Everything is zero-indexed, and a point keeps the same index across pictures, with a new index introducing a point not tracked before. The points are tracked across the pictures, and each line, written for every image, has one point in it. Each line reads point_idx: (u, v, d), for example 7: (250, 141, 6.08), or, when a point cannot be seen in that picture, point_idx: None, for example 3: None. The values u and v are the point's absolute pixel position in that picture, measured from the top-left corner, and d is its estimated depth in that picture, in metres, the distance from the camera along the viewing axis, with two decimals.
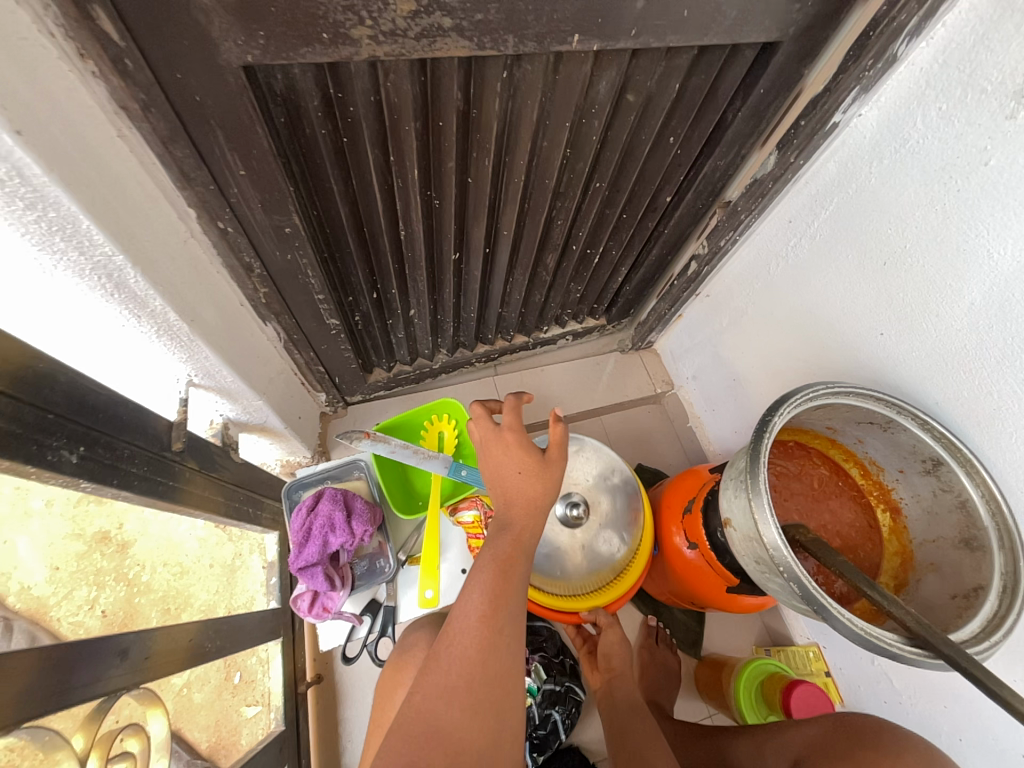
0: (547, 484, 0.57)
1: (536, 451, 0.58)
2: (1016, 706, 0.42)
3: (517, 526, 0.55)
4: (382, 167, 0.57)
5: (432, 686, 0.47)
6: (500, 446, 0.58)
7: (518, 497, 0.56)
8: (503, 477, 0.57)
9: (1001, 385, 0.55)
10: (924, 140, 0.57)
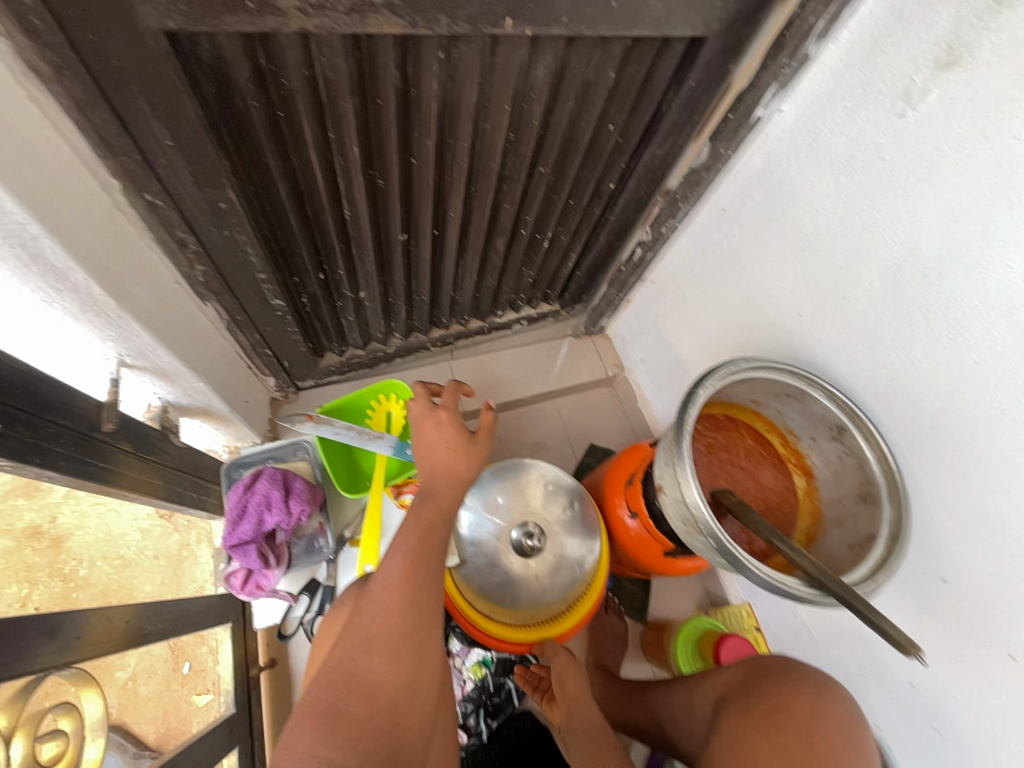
0: (472, 461, 0.59)
1: (465, 430, 0.61)
2: (886, 632, 0.49)
3: (439, 493, 0.57)
4: (321, 143, 0.56)
5: (352, 638, 0.50)
6: (429, 424, 0.61)
7: (442, 471, 0.58)
8: (429, 452, 0.60)
9: (893, 359, 0.62)
10: (833, 134, 0.63)
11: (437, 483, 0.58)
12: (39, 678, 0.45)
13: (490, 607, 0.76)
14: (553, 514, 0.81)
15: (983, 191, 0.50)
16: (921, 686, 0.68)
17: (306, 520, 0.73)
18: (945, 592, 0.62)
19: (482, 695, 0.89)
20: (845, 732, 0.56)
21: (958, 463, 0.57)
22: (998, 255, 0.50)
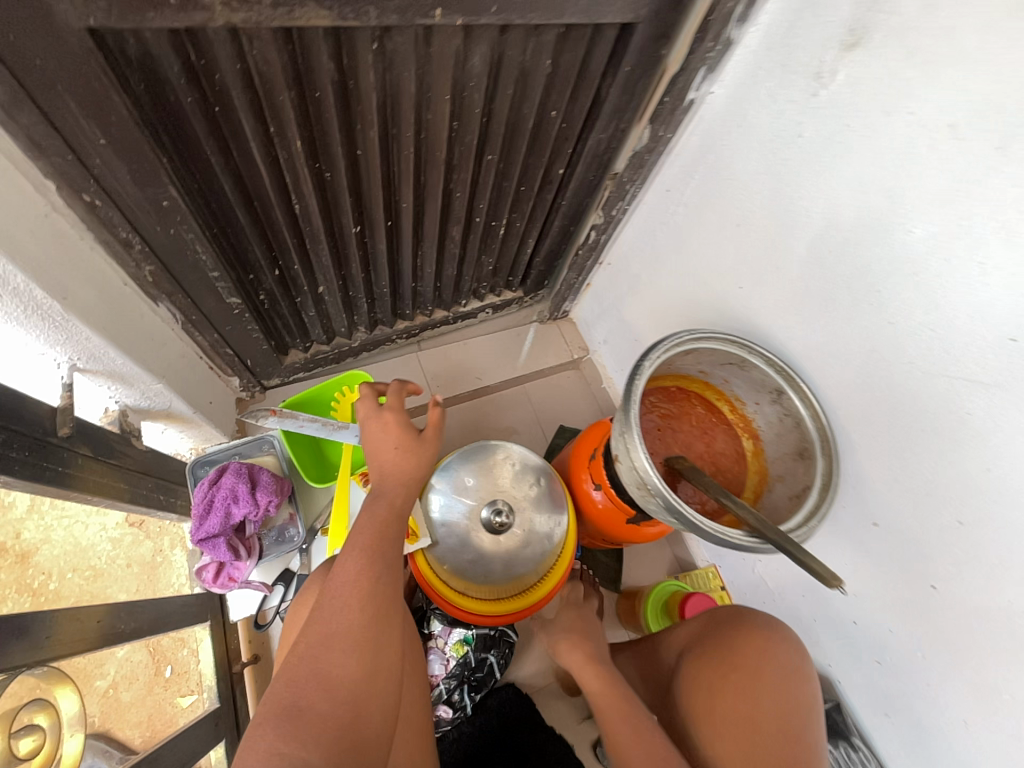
0: (419, 458, 0.64)
1: (411, 428, 0.66)
2: (818, 571, 0.53)
3: (391, 491, 0.62)
4: (263, 138, 0.57)
5: (314, 632, 0.52)
6: (377, 425, 0.66)
7: (393, 468, 0.63)
8: (379, 453, 0.64)
9: (823, 323, 0.67)
10: (758, 114, 0.66)
11: (388, 480, 0.62)
12: (11, 679, 0.45)
13: (464, 584, 0.79)
14: (521, 492, 0.84)
15: (887, 163, 0.54)
16: (863, 623, 0.74)
17: (275, 510, 0.74)
18: (875, 535, 0.68)
19: (464, 671, 0.92)
20: (784, 663, 0.61)
21: (880, 416, 0.63)
22: (903, 221, 0.54)
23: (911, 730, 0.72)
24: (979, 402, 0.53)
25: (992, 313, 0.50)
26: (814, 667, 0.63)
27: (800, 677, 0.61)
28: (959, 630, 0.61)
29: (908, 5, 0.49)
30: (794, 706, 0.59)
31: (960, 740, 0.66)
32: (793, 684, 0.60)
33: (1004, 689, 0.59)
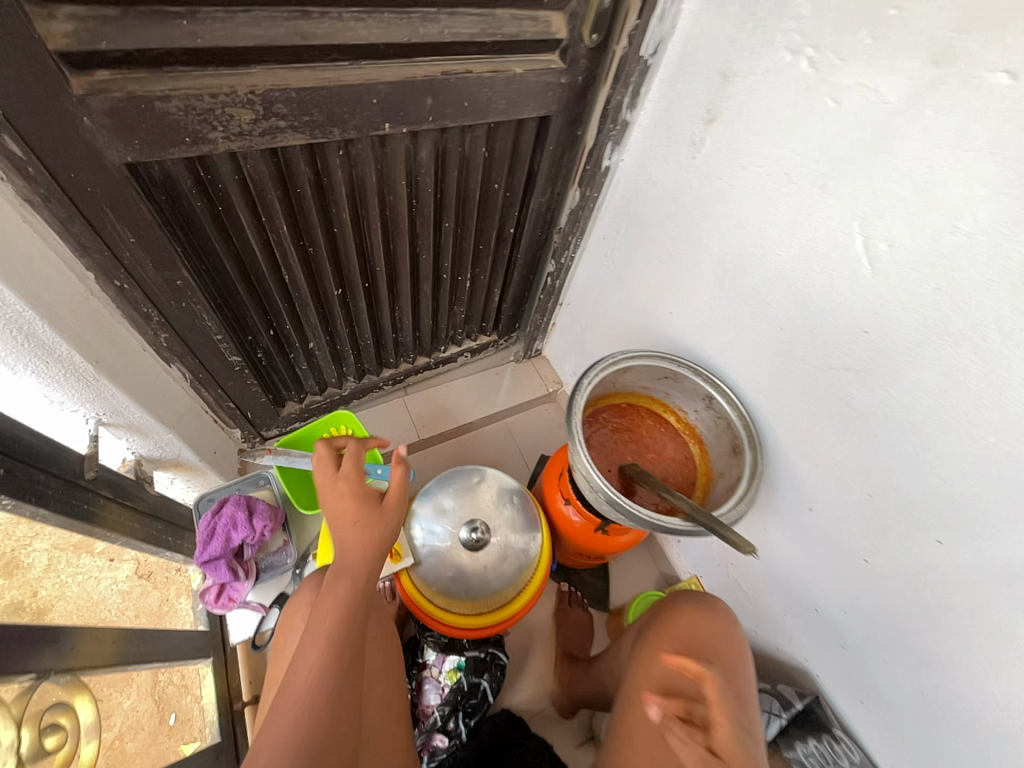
0: (382, 531, 0.64)
1: (371, 496, 0.65)
2: (733, 539, 0.63)
3: (355, 570, 0.62)
4: (256, 226, 0.71)
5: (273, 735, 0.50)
6: (335, 497, 0.65)
7: (356, 543, 0.62)
8: (339, 529, 0.63)
9: (730, 337, 0.78)
10: (659, 173, 0.82)
11: (348, 557, 0.61)
12: (39, 681, 0.54)
13: (449, 600, 0.86)
14: (499, 515, 0.91)
15: (751, 203, 0.68)
16: (823, 609, 0.79)
17: (270, 535, 0.82)
18: (812, 518, 0.75)
19: (458, 696, 0.94)
20: (711, 632, 0.65)
21: (791, 410, 0.72)
22: (772, 247, 0.67)
23: (883, 714, 0.75)
24: (858, 387, 0.62)
25: (846, 313, 0.60)
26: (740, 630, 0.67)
27: (734, 648, 0.64)
28: (895, 600, 0.67)
29: (740, 92, 0.64)
30: (734, 676, 0.61)
31: (923, 713, 0.68)
32: (728, 655, 0.63)
33: (942, 651, 0.63)
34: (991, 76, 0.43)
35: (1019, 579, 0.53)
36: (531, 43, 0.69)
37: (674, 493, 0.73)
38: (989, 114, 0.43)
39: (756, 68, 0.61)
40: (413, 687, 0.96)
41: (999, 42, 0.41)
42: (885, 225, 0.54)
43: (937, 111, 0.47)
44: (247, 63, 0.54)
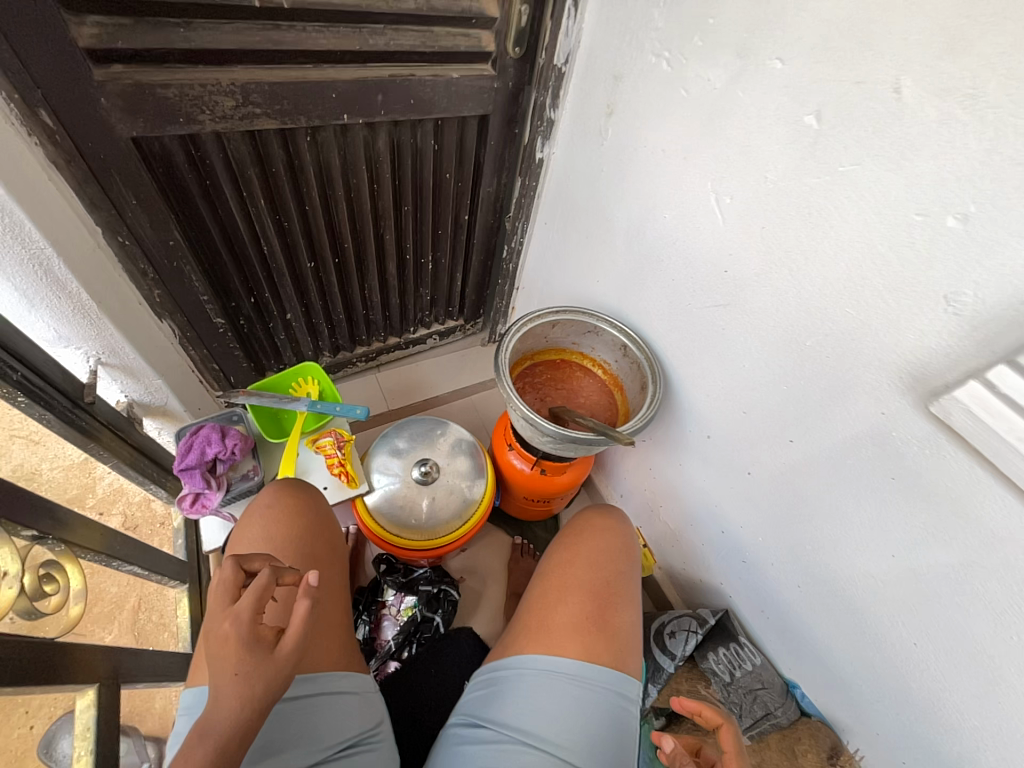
0: (270, 682, 0.48)
1: (262, 641, 0.50)
2: (621, 438, 0.78)
3: (227, 726, 0.46)
4: (238, 199, 0.86)
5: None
6: (215, 644, 0.49)
7: (230, 707, 0.47)
8: (212, 685, 0.48)
9: (640, 294, 0.92)
10: (580, 162, 0.98)
11: (217, 714, 0.46)
12: (36, 543, 0.61)
13: (400, 528, 0.97)
14: (452, 461, 1.02)
15: (641, 178, 0.83)
16: (728, 530, 0.90)
17: (240, 455, 0.96)
18: (711, 445, 0.87)
19: (411, 626, 1.03)
20: (605, 526, 0.72)
21: (688, 349, 0.85)
22: (660, 212, 0.82)
23: (778, 617, 0.84)
24: (726, 320, 0.75)
25: (714, 257, 0.74)
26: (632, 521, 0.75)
27: (628, 540, 0.72)
28: (774, 506, 0.78)
29: (628, 89, 0.81)
30: (622, 557, 0.69)
31: (800, 605, 0.79)
32: (619, 543, 0.70)
33: (807, 541, 0.74)
34: (772, 62, 0.58)
35: (838, 460, 0.65)
36: (465, 54, 0.85)
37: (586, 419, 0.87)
38: (775, 89, 0.59)
39: (635, 70, 0.78)
40: (372, 622, 1.03)
41: (774, 38, 0.57)
42: (727, 182, 0.68)
43: (743, 93, 0.62)
44: (231, 63, 0.71)
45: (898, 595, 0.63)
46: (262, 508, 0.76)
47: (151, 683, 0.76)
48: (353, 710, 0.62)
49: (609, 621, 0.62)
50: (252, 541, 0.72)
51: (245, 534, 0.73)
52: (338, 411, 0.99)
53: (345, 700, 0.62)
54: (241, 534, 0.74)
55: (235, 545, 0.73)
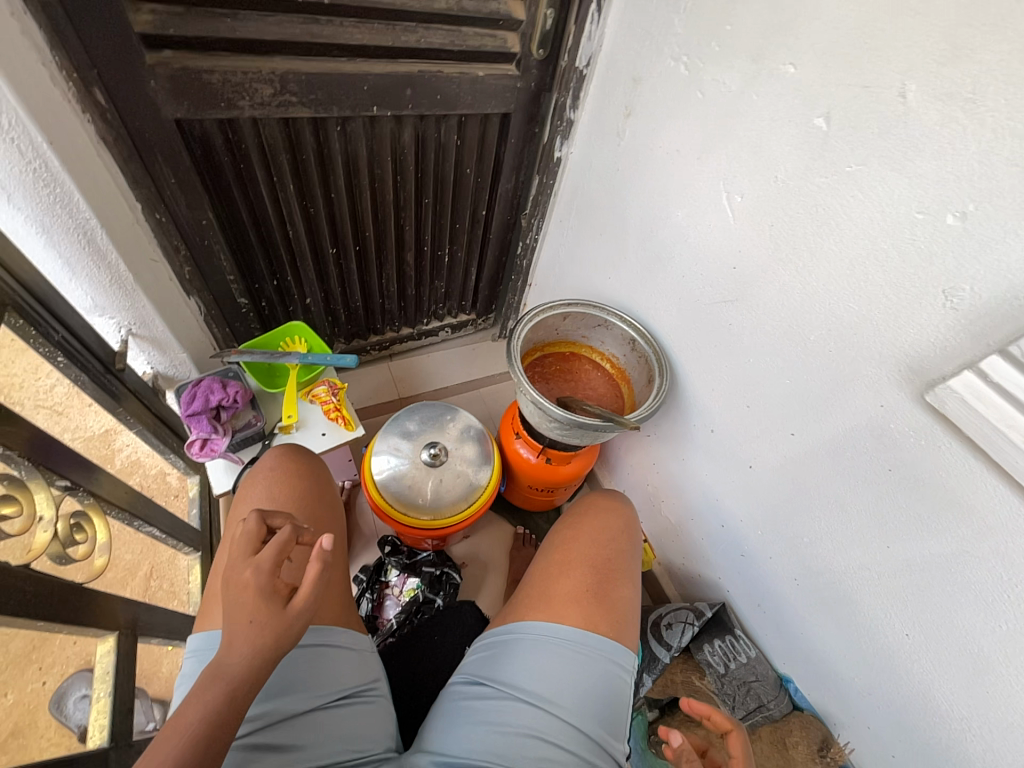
0: (284, 633, 0.49)
1: (278, 594, 0.51)
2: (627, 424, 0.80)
3: (239, 670, 0.48)
4: (268, 182, 0.90)
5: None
6: (234, 590, 0.50)
7: (242, 652, 0.48)
8: (226, 629, 0.49)
9: (648, 291, 0.95)
10: (597, 163, 1.01)
11: (229, 660, 0.48)
12: (67, 494, 0.64)
13: (405, 507, 1.00)
14: (459, 447, 1.05)
15: (655, 176, 0.86)
16: (727, 524, 0.92)
17: (243, 404, 0.90)
18: (714, 439, 0.89)
19: (413, 607, 1.05)
20: (606, 506, 0.76)
21: (694, 346, 0.88)
22: (672, 211, 0.85)
23: (774, 611, 0.86)
24: (733, 315, 0.78)
25: (722, 255, 0.77)
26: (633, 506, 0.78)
27: (629, 522, 0.74)
28: (770, 497, 0.80)
29: (646, 92, 0.84)
30: (624, 537, 0.71)
31: (797, 598, 0.80)
32: (620, 523, 0.73)
33: (804, 534, 0.76)
34: (784, 67, 0.61)
35: (839, 452, 0.67)
36: (491, 54, 0.89)
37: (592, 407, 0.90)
38: (787, 93, 0.61)
39: (654, 74, 0.81)
40: (375, 599, 1.06)
41: (787, 45, 0.60)
42: (737, 182, 0.71)
43: (757, 96, 0.65)
44: (271, 53, 0.75)
45: (889, 585, 0.65)
46: (266, 471, 0.79)
47: (164, 639, 0.78)
48: (353, 665, 0.65)
49: (608, 594, 0.64)
50: (255, 499, 0.75)
51: (252, 491, 0.76)
52: (329, 355, 0.98)
53: (345, 655, 0.65)
54: (242, 493, 0.77)
55: (242, 502, 0.76)
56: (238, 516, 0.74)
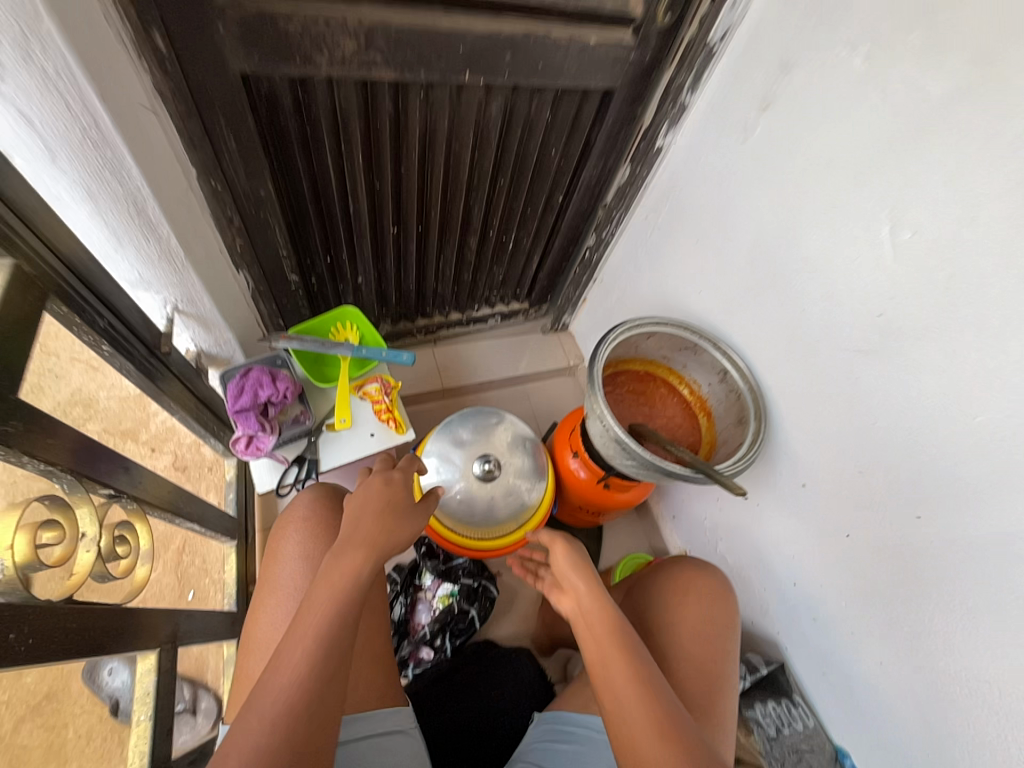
0: (405, 530, 0.67)
1: (403, 502, 0.69)
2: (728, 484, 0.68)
3: (369, 544, 0.63)
4: (335, 151, 0.79)
5: (249, 734, 0.50)
6: (372, 489, 0.70)
7: (373, 532, 0.64)
8: (360, 512, 0.67)
9: (753, 316, 0.83)
10: (709, 158, 0.87)
11: (359, 532, 0.64)
12: (111, 500, 0.59)
13: (452, 521, 0.93)
14: (512, 457, 0.99)
15: (789, 188, 0.73)
16: (801, 584, 0.85)
17: (292, 400, 0.83)
18: (805, 495, 0.80)
19: (447, 617, 1.02)
20: (705, 590, 0.73)
21: (802, 391, 0.77)
22: (803, 231, 0.72)
23: (842, 683, 0.80)
24: (863, 368, 0.67)
25: (865, 296, 0.65)
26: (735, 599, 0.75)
27: (721, 598, 0.73)
28: (868, 571, 0.72)
29: (796, 82, 0.69)
30: (716, 628, 0.70)
31: (881, 683, 0.73)
32: (712, 610, 0.72)
33: (906, 622, 0.68)
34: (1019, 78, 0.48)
35: (985, 553, 0.57)
36: (608, 15, 0.74)
37: (677, 446, 0.80)
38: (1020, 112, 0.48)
39: (813, 61, 0.67)
40: (408, 604, 1.03)
41: None
42: (913, 214, 0.59)
43: (973, 110, 0.52)
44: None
45: (1016, 707, 0.57)
46: (301, 525, 0.74)
47: (203, 642, 0.75)
48: (414, 746, 0.69)
49: (692, 691, 0.65)
50: (288, 558, 0.71)
51: (294, 543, 0.72)
52: (384, 350, 0.90)
53: (398, 739, 0.68)
54: (275, 546, 0.73)
55: (278, 563, 0.71)
56: (275, 581, 0.70)
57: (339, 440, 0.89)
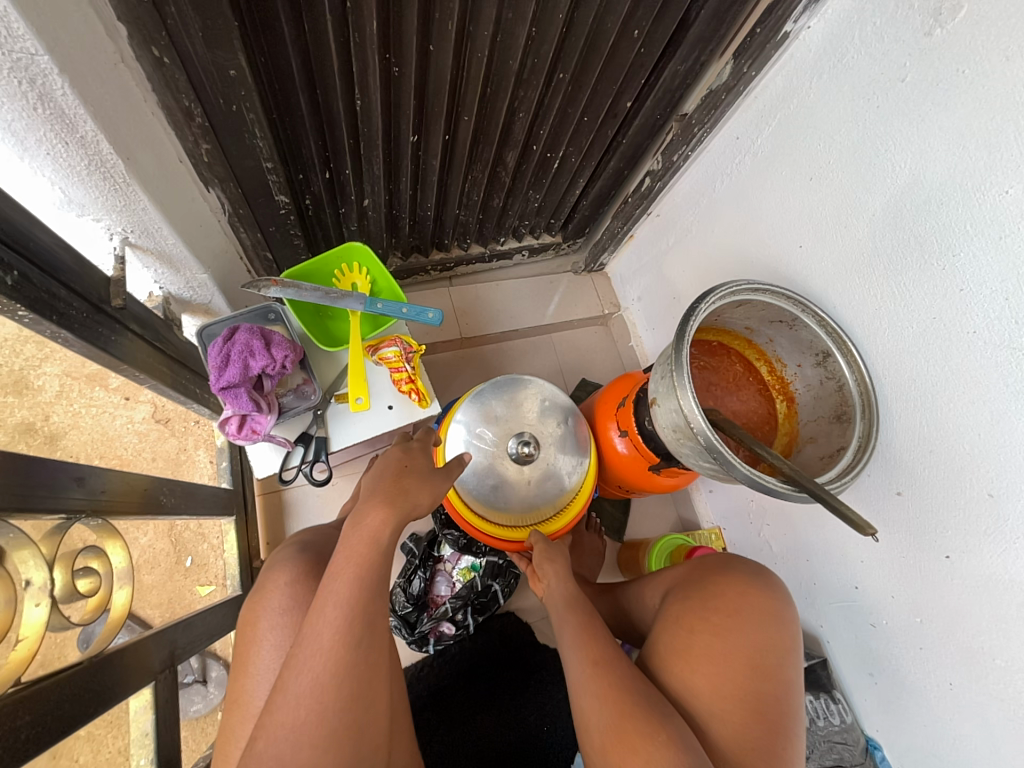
0: (433, 489, 0.58)
1: (428, 466, 0.61)
2: (853, 518, 0.54)
3: (388, 501, 0.54)
4: (337, 11, 0.54)
5: (270, 758, 0.41)
6: (395, 458, 0.61)
7: (395, 492, 0.55)
8: (378, 478, 0.58)
9: (884, 289, 0.65)
10: (857, 56, 0.63)
11: (378, 494, 0.55)
12: (69, 523, 0.46)
13: (482, 508, 0.82)
14: (549, 432, 0.86)
15: (994, 113, 0.52)
16: (864, 590, 0.77)
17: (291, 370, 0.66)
18: (898, 504, 0.68)
19: (470, 595, 0.95)
20: (759, 610, 0.64)
21: (927, 391, 0.62)
22: (993, 180, 0.53)
23: (889, 688, 0.76)
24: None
25: None
26: (794, 612, 0.66)
27: (776, 614, 0.64)
28: (960, 598, 0.63)
29: None
30: (770, 652, 0.62)
31: (937, 703, 0.69)
32: (767, 629, 0.63)
33: (991, 656, 0.61)
34: None
35: None
36: None
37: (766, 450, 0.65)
38: None
39: None
40: (428, 578, 0.94)
41: None
42: None
43: None
44: None
45: None
46: (279, 619, 0.58)
47: (206, 644, 0.66)
48: None
49: (749, 737, 0.58)
50: (266, 670, 0.56)
51: (268, 647, 0.57)
52: (405, 306, 0.73)
53: None
54: (246, 657, 0.58)
55: (251, 677, 0.56)
56: (247, 701, 0.55)
57: (357, 417, 0.74)
